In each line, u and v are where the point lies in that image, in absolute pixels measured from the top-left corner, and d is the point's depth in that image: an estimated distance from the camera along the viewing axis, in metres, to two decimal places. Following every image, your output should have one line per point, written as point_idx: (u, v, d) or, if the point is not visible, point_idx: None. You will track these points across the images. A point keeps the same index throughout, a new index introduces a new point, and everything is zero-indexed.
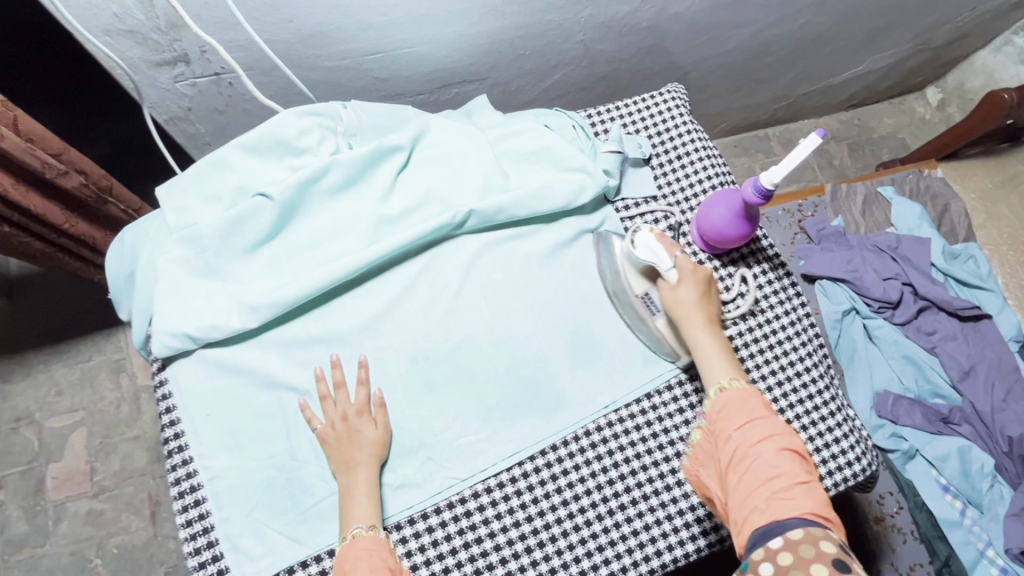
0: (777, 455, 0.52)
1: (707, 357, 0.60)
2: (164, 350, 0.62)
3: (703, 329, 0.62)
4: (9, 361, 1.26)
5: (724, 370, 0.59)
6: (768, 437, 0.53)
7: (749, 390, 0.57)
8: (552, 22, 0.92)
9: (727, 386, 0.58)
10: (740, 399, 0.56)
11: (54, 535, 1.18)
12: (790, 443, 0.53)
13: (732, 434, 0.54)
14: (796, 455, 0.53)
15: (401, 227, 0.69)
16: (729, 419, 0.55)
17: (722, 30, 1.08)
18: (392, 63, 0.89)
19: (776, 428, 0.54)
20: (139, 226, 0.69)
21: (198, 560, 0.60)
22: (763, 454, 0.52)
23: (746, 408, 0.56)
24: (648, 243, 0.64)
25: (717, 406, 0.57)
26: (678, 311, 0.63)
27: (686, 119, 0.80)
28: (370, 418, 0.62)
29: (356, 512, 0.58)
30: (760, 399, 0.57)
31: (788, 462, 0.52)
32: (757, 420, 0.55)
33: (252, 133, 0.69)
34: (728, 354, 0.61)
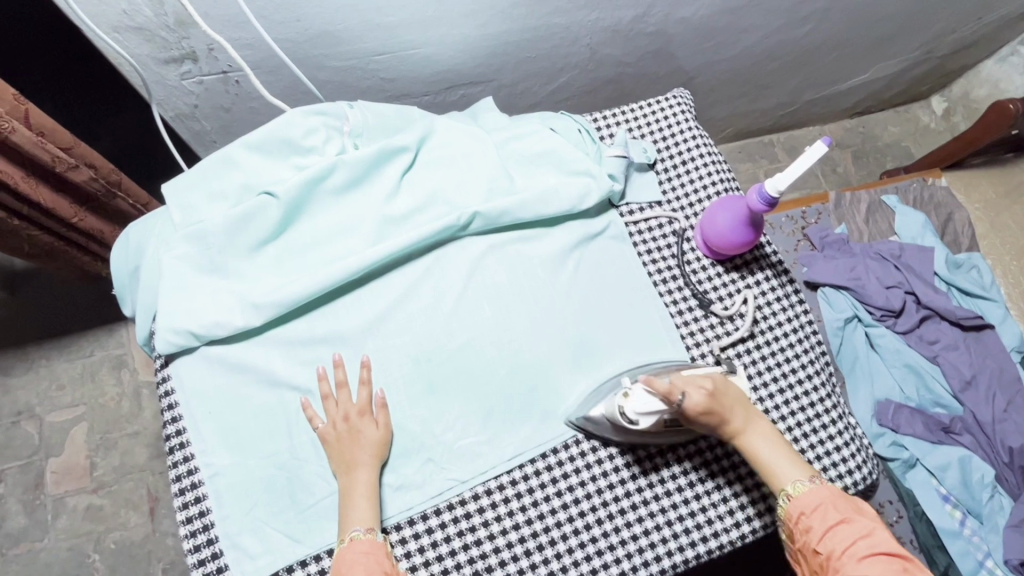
0: (864, 560, 0.52)
1: (768, 465, 0.60)
2: (168, 347, 0.62)
3: (748, 433, 0.61)
4: (9, 354, 1.26)
5: (790, 471, 0.60)
6: (853, 542, 0.54)
7: (822, 490, 0.58)
8: (558, 25, 0.92)
9: (795, 493, 0.58)
10: (816, 504, 0.57)
11: (53, 529, 1.18)
12: (877, 544, 0.53)
13: (820, 547, 0.55)
14: (887, 556, 0.52)
15: (405, 228, 0.69)
16: (811, 529, 0.56)
17: (728, 35, 1.08)
18: (399, 64, 0.89)
19: (860, 529, 0.55)
20: (143, 223, 0.69)
21: (198, 557, 0.60)
22: (850, 563, 0.53)
23: (823, 513, 0.56)
24: (646, 408, 0.59)
25: (795, 518, 0.58)
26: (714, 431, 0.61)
27: (691, 124, 0.80)
28: (372, 420, 0.62)
29: (356, 513, 0.58)
30: (837, 496, 0.58)
31: (877, 566, 0.52)
32: (837, 525, 0.55)
33: (258, 132, 0.69)
34: (782, 444, 0.62)
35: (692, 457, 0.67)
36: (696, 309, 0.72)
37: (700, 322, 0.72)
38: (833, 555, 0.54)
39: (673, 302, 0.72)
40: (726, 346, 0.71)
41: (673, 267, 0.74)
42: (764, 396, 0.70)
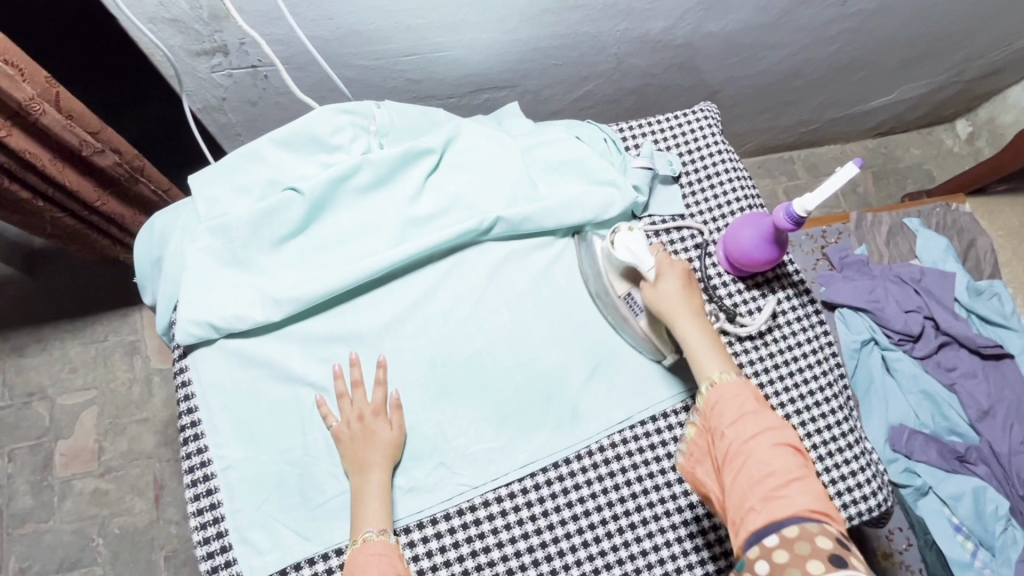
0: (771, 453, 0.52)
1: (694, 352, 0.60)
2: (187, 338, 0.62)
3: (684, 320, 0.61)
4: (25, 335, 1.27)
5: (711, 362, 0.59)
6: (763, 433, 0.53)
7: (740, 385, 0.57)
8: (586, 33, 0.92)
9: (719, 381, 0.57)
10: (734, 397, 0.56)
11: (58, 512, 1.19)
12: (784, 437, 0.53)
13: (728, 433, 0.54)
14: (791, 449, 0.53)
15: (427, 230, 0.69)
16: (723, 418, 0.55)
17: (755, 51, 1.08)
18: (426, 65, 0.89)
19: (769, 422, 0.54)
20: (167, 212, 0.69)
21: (207, 549, 0.60)
22: (757, 451, 0.52)
23: (739, 407, 0.55)
24: (632, 247, 0.63)
25: (711, 404, 0.57)
26: (660, 301, 0.62)
27: (718, 139, 0.79)
28: (387, 419, 0.62)
29: (367, 515, 0.58)
30: (755, 392, 0.57)
31: (783, 457, 0.52)
32: (751, 415, 0.54)
33: (286, 127, 0.69)
34: (715, 344, 0.61)
35: None
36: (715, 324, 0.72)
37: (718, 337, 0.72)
38: (739, 443, 0.53)
39: None
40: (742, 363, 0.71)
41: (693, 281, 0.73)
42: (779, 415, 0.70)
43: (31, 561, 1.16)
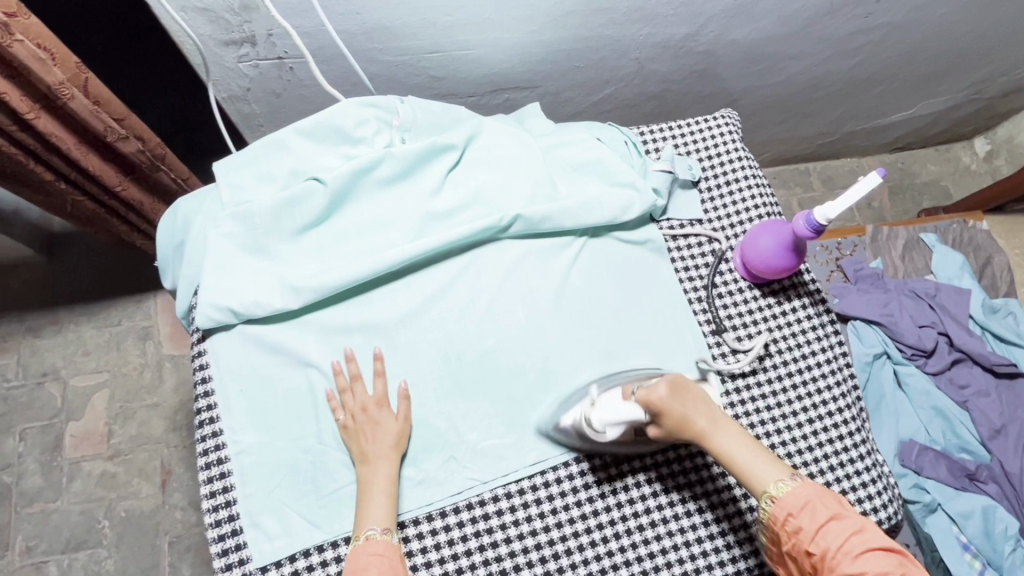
0: (860, 557, 0.50)
1: (740, 464, 0.56)
2: (207, 322, 0.63)
3: (720, 433, 0.58)
4: (41, 316, 1.29)
5: (764, 471, 0.56)
6: (847, 540, 0.51)
7: (803, 487, 0.54)
8: (609, 37, 0.92)
9: (778, 494, 0.54)
10: (802, 501, 0.53)
11: (67, 492, 1.20)
12: (871, 539, 0.51)
13: (811, 544, 0.52)
14: (883, 551, 0.50)
15: (446, 225, 0.70)
16: (800, 528, 0.53)
17: (777, 60, 1.08)
18: (449, 63, 0.90)
19: (851, 527, 0.51)
20: (190, 198, 0.70)
21: (218, 533, 0.60)
22: (846, 560, 0.50)
23: (812, 510, 0.53)
24: (612, 417, 0.57)
25: (781, 521, 0.54)
26: (680, 434, 0.58)
27: (738, 145, 0.79)
28: (391, 412, 0.63)
29: (372, 511, 0.58)
30: (821, 491, 0.54)
31: (875, 561, 0.49)
32: (828, 522, 0.52)
33: (311, 119, 0.70)
34: (756, 443, 0.58)
35: (715, 479, 0.66)
36: (729, 330, 0.72)
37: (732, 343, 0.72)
38: (826, 556, 0.51)
39: (707, 321, 0.72)
40: (755, 371, 0.71)
41: (709, 286, 0.73)
42: (791, 424, 0.70)
43: (38, 540, 1.17)
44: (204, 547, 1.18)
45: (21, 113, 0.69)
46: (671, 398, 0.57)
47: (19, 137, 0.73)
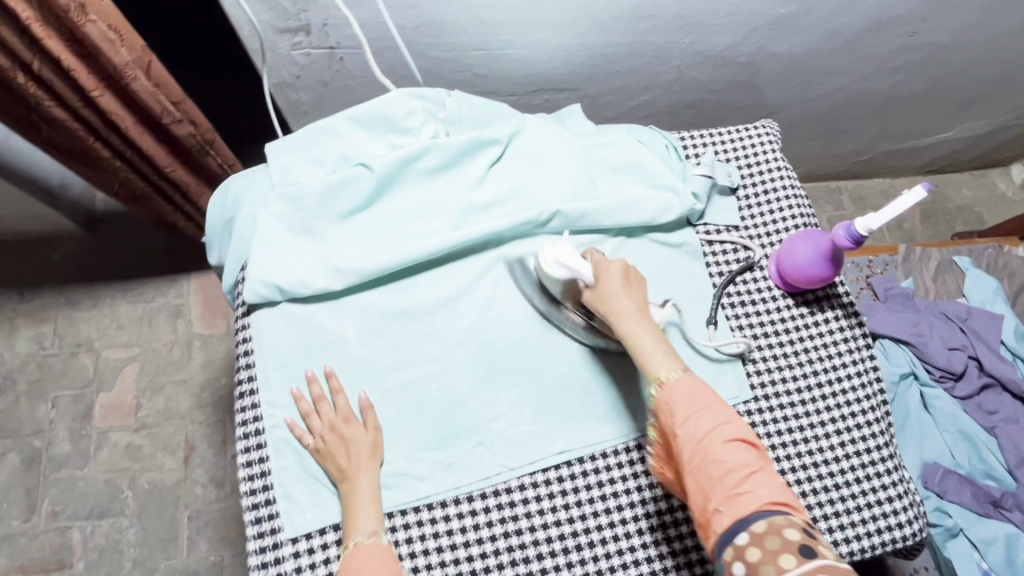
0: (725, 447, 0.53)
1: (639, 348, 0.59)
2: (254, 297, 0.65)
3: (630, 317, 0.60)
4: (79, 289, 1.33)
5: (661, 360, 0.58)
6: (716, 429, 0.54)
7: (689, 379, 0.57)
8: (652, 43, 0.94)
9: (666, 380, 0.57)
10: (685, 390, 0.56)
11: (93, 461, 1.23)
12: (735, 430, 0.54)
13: (683, 429, 0.55)
14: (744, 443, 0.54)
15: (487, 216, 0.71)
16: (676, 416, 0.55)
17: (817, 75, 1.08)
18: (493, 62, 0.92)
19: (721, 419, 0.54)
20: (241, 176, 0.72)
21: (253, 501, 0.62)
22: (711, 447, 0.53)
23: (692, 400, 0.55)
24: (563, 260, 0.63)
25: (661, 405, 0.56)
26: (608, 301, 0.61)
27: (778, 155, 0.80)
28: (352, 427, 0.62)
29: (358, 521, 0.59)
30: (700, 384, 0.57)
31: (736, 452, 0.53)
32: (701, 412, 0.55)
33: (362, 107, 0.72)
34: (664, 340, 0.60)
35: None
36: (760, 337, 0.72)
37: (763, 350, 0.72)
38: (694, 441, 0.54)
39: (739, 327, 0.73)
40: (783, 379, 0.71)
41: (742, 291, 0.74)
42: (819, 433, 0.70)
43: (63, 505, 1.20)
44: (222, 523, 1.21)
45: (87, 89, 0.72)
46: (624, 272, 0.63)
47: (83, 111, 0.76)
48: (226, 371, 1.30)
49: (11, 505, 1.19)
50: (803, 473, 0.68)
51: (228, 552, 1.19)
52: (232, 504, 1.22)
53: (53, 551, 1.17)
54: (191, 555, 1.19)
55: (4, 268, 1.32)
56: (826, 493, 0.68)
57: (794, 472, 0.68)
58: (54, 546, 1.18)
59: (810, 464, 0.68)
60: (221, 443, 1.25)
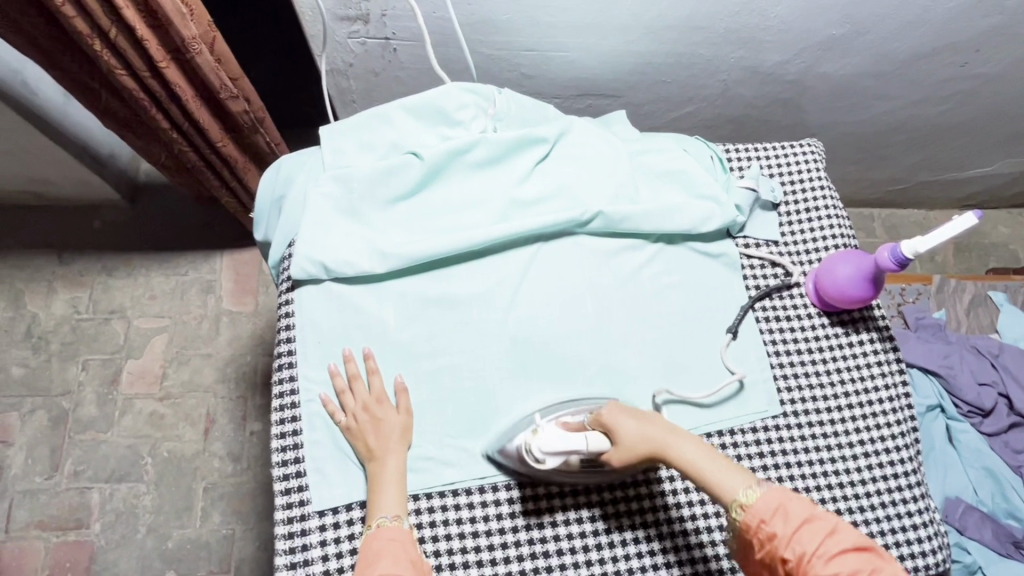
0: (834, 560, 0.50)
1: (703, 474, 0.56)
2: (300, 274, 0.67)
3: (671, 442, 0.58)
4: (116, 257, 1.36)
5: (731, 479, 0.56)
6: (821, 543, 0.51)
7: (772, 490, 0.54)
8: (702, 55, 0.94)
9: (747, 499, 0.54)
10: (773, 503, 0.53)
11: (117, 425, 1.25)
12: (842, 541, 0.51)
13: (786, 548, 0.52)
14: (853, 552, 0.50)
15: (530, 213, 0.72)
16: (773, 534, 0.52)
17: (862, 99, 1.08)
18: (542, 63, 0.93)
19: (824, 530, 0.52)
20: (294, 156, 0.74)
21: (284, 472, 0.63)
22: (819, 563, 0.50)
23: (784, 514, 0.53)
24: (552, 447, 0.57)
25: (755, 527, 0.53)
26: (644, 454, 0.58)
27: (822, 173, 0.80)
28: (383, 408, 0.63)
29: (383, 502, 0.59)
30: (785, 493, 0.54)
31: (848, 565, 0.50)
32: (801, 526, 0.52)
33: (416, 97, 0.74)
34: (710, 448, 0.58)
35: None
36: (793, 354, 0.72)
37: (795, 366, 0.72)
38: (802, 560, 0.51)
39: (772, 342, 0.73)
40: (813, 397, 0.71)
41: (778, 307, 0.74)
42: (846, 454, 0.69)
43: (85, 466, 1.23)
44: (235, 498, 1.23)
45: (155, 59, 0.75)
46: (627, 416, 0.60)
47: (149, 81, 0.79)
48: (251, 349, 1.32)
49: (36, 461, 1.22)
50: (828, 493, 0.68)
51: (239, 526, 1.21)
52: (247, 479, 1.24)
53: (71, 510, 1.20)
54: (204, 526, 1.21)
55: (47, 231, 1.36)
56: (851, 514, 0.67)
57: (819, 491, 0.68)
58: (73, 505, 1.20)
59: (836, 484, 0.68)
60: (241, 419, 1.27)
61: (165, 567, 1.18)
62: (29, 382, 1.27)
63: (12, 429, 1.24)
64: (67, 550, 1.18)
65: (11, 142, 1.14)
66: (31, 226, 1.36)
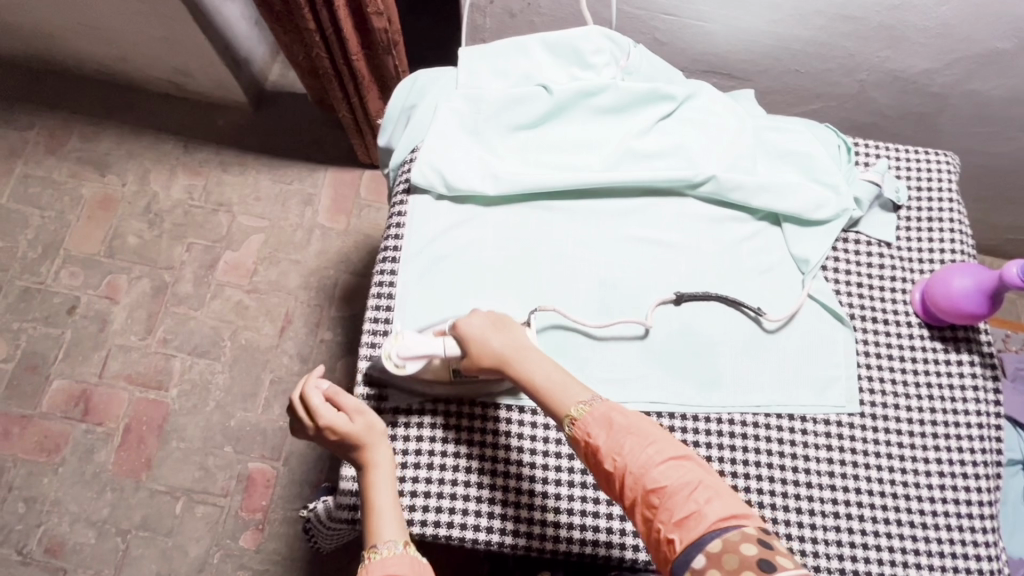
0: (657, 470, 0.52)
1: (543, 389, 0.60)
2: (420, 180, 0.70)
3: (518, 359, 0.62)
4: (233, 156, 1.46)
5: (568, 397, 0.59)
6: (642, 451, 0.53)
7: (601, 405, 0.57)
8: (845, 49, 0.91)
9: (577, 415, 0.57)
10: (598, 419, 0.56)
11: (207, 306, 1.36)
12: (664, 450, 0.54)
13: (610, 459, 0.54)
14: (675, 461, 0.53)
15: (642, 165, 0.73)
16: (599, 447, 0.55)
17: (1010, 128, 1.01)
18: (678, 30, 0.93)
19: (645, 440, 0.54)
20: (430, 73, 0.77)
21: (371, 353, 0.69)
22: (646, 474, 0.52)
23: (609, 428, 0.56)
24: (411, 349, 0.64)
25: (580, 439, 0.57)
26: (491, 361, 0.62)
27: (952, 185, 0.76)
28: (356, 423, 0.64)
29: (382, 525, 0.60)
30: (609, 408, 0.57)
31: (669, 471, 0.52)
32: (624, 436, 0.55)
33: (556, 34, 0.76)
34: (557, 369, 0.62)
35: (823, 488, 0.66)
36: (883, 357, 0.70)
37: (882, 371, 0.70)
38: (623, 470, 0.54)
39: (864, 342, 0.71)
40: (894, 404, 0.69)
41: (877, 307, 0.72)
42: (919, 468, 0.67)
43: (174, 336, 1.34)
44: None
45: None
46: (490, 330, 0.63)
47: None
48: (335, 264, 1.40)
49: (134, 322, 1.35)
50: (892, 500, 0.66)
51: None
52: None
53: (155, 371, 1.32)
54: (264, 414, 1.30)
55: (179, 121, 1.48)
56: (911, 528, 0.66)
57: (881, 496, 0.66)
58: (158, 368, 1.32)
59: (901, 494, 0.67)
60: (314, 325, 1.36)
61: (225, 442, 1.28)
62: (141, 252, 1.40)
63: (120, 289, 1.37)
64: (145, 406, 1.30)
65: (169, 28, 1.24)
66: (166, 113, 1.48)
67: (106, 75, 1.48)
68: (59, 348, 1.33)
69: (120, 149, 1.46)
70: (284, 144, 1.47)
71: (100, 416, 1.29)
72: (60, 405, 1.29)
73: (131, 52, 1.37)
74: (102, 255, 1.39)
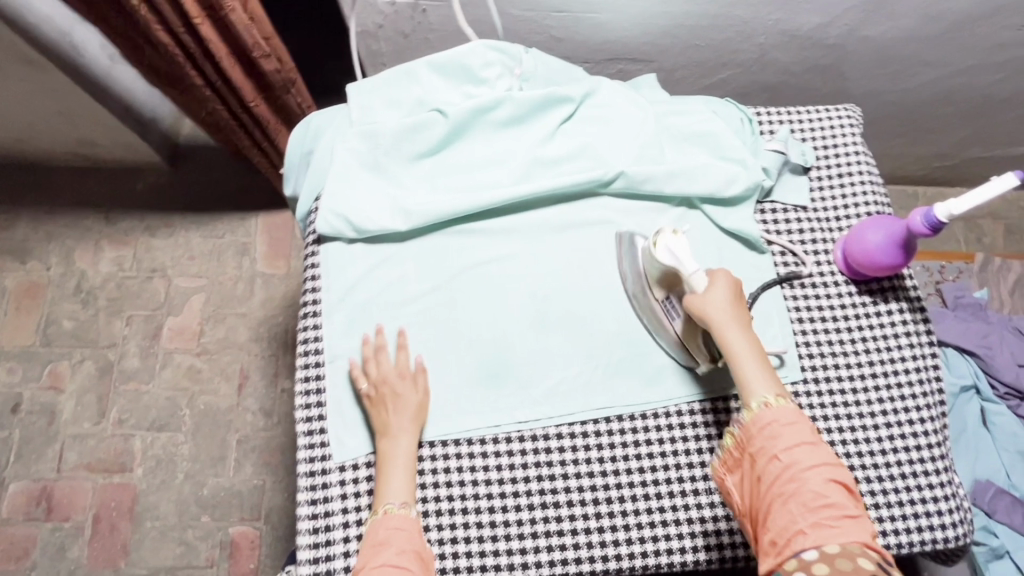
0: (824, 480, 0.53)
1: (738, 365, 0.59)
2: (327, 228, 0.69)
3: (733, 329, 0.59)
4: (158, 218, 1.41)
5: (760, 382, 0.58)
6: (814, 460, 0.54)
7: (795, 409, 0.57)
8: (737, 18, 0.91)
9: (772, 403, 0.57)
10: (788, 419, 0.56)
11: (158, 377, 1.32)
12: (841, 472, 0.54)
13: (782, 453, 0.54)
14: (846, 487, 0.53)
15: (551, 172, 0.72)
16: (777, 438, 0.55)
17: (910, 66, 1.03)
18: (572, 24, 0.92)
19: (830, 458, 0.54)
20: (323, 114, 0.75)
21: (307, 413, 0.67)
22: (808, 476, 0.53)
23: (795, 429, 0.55)
24: (674, 252, 0.63)
25: (760, 423, 0.56)
26: (705, 313, 0.60)
27: (858, 138, 0.77)
28: (404, 385, 0.64)
29: (391, 486, 0.61)
30: (799, 417, 0.56)
31: (835, 490, 0.52)
32: (807, 442, 0.55)
33: (443, 55, 0.75)
34: (760, 358, 0.59)
35: None
36: (817, 321, 0.71)
37: (818, 334, 0.71)
38: (790, 465, 0.54)
39: (796, 309, 0.71)
40: (833, 365, 0.70)
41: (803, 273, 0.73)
42: (866, 423, 0.68)
43: (129, 414, 1.30)
44: (267, 450, 1.28)
45: (189, 14, 0.77)
46: (728, 290, 0.61)
47: (183, 37, 0.82)
48: (283, 310, 1.37)
49: (85, 408, 1.30)
50: (846, 460, 0.67)
51: (268, 478, 1.27)
52: (277, 433, 1.29)
53: (116, 454, 1.28)
54: (236, 475, 1.27)
55: (94, 192, 1.42)
56: (868, 484, 0.67)
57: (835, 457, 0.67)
58: (118, 450, 1.28)
59: (854, 453, 0.67)
60: (273, 376, 1.33)
61: (201, 512, 1.25)
62: (79, 335, 1.34)
63: (63, 377, 1.32)
64: (111, 492, 1.25)
65: (62, 100, 1.19)
66: (79, 186, 1.43)
67: (9, 158, 1.42)
68: (11, 450, 1.28)
69: (37, 232, 1.40)
70: (209, 197, 1.43)
71: (65, 511, 1.24)
72: (21, 508, 1.24)
73: (28, 131, 1.31)
74: (38, 345, 1.34)
